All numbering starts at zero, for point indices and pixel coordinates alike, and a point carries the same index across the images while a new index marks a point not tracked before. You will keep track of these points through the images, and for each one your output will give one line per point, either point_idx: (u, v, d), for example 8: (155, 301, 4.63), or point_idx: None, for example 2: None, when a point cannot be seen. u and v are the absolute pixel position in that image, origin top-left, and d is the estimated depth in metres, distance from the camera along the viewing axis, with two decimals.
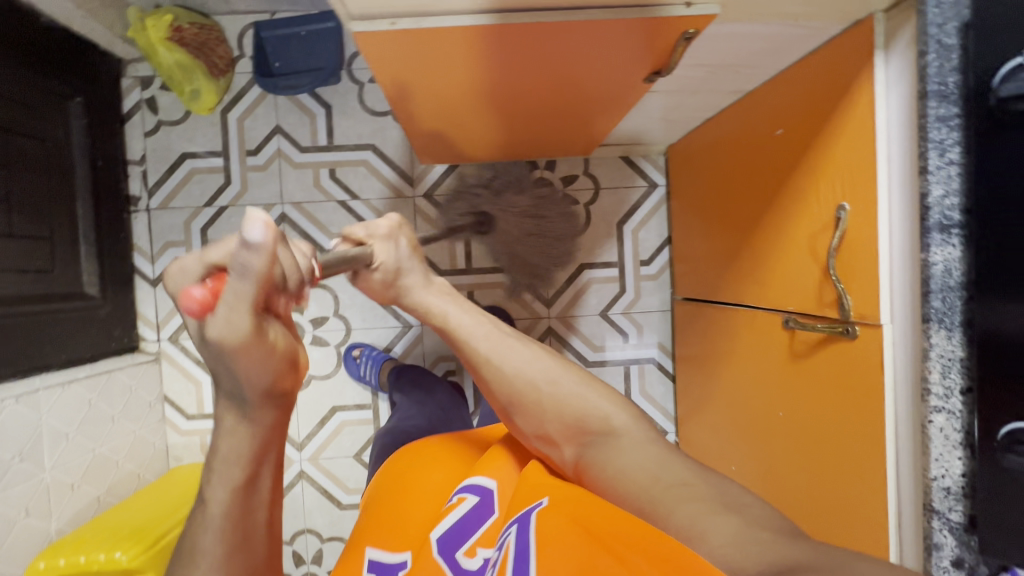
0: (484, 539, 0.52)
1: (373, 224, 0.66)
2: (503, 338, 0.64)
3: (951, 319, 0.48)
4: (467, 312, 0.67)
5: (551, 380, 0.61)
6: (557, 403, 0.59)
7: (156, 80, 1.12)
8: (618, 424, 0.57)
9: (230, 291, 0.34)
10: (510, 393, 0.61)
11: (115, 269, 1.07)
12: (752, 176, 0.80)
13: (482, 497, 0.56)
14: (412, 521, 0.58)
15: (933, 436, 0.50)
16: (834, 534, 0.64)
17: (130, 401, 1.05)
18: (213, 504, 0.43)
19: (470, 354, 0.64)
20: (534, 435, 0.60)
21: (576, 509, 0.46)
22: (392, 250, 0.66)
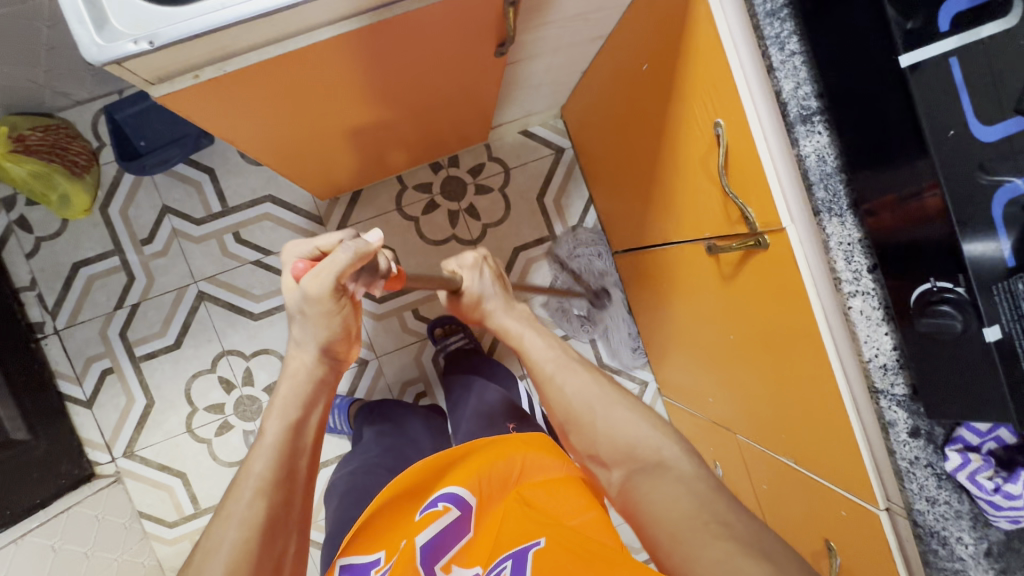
0: (462, 557, 0.54)
1: (462, 256, 0.72)
2: (564, 362, 0.62)
3: (839, 205, 0.49)
4: (542, 340, 0.65)
5: (608, 403, 0.56)
6: (609, 425, 0.55)
7: (20, 198, 1.04)
8: (670, 452, 0.50)
9: (326, 261, 0.48)
10: (566, 414, 0.58)
11: (41, 404, 1.00)
12: (638, 117, 0.79)
13: (465, 512, 0.55)
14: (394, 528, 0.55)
15: (856, 320, 0.50)
16: (808, 440, 0.65)
17: (102, 531, 0.99)
18: (268, 434, 0.50)
19: (534, 373, 0.63)
20: (586, 455, 0.56)
21: (567, 542, 0.47)
22: (478, 279, 0.71)
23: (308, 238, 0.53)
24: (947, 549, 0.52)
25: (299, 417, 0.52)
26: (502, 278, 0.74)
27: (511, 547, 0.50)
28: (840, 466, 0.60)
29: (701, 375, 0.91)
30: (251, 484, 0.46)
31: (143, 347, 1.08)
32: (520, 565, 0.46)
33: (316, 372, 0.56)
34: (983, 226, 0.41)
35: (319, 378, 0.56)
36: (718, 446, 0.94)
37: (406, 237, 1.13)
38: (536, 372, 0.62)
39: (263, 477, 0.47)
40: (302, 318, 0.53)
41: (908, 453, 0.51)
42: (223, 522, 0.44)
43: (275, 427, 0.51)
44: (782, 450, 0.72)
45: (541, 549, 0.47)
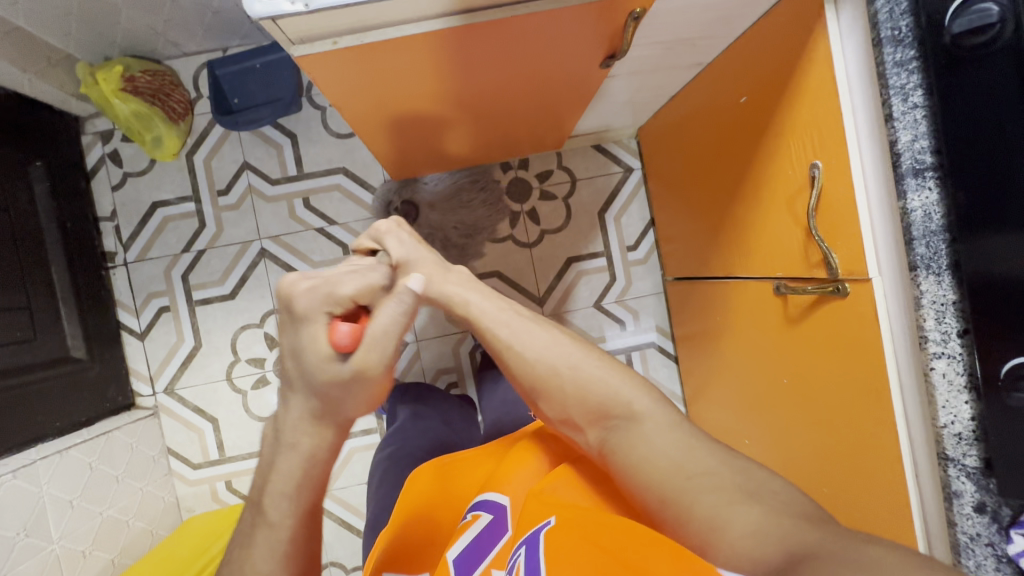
0: (500, 560, 0.50)
1: (374, 225, 0.57)
2: (518, 314, 0.58)
3: (938, 263, 0.47)
4: (489, 299, 0.57)
5: (574, 364, 0.54)
6: (580, 387, 0.53)
7: (117, 133, 1.10)
8: (640, 406, 0.51)
9: (379, 328, 0.44)
10: (533, 378, 0.55)
11: (99, 328, 1.05)
12: (724, 147, 0.79)
13: (494, 515, 0.54)
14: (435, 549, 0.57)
15: (936, 382, 0.48)
16: (852, 497, 0.63)
17: (132, 459, 1.03)
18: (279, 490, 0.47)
19: (491, 342, 0.57)
20: (558, 419, 0.55)
21: (582, 525, 0.44)
22: (399, 244, 0.55)
23: (329, 290, 0.45)
24: None
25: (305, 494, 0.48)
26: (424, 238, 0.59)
27: (526, 531, 0.48)
28: (889, 531, 0.58)
29: (741, 415, 0.90)
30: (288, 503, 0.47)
31: (201, 292, 1.12)
32: (533, 553, 0.44)
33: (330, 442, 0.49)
34: None
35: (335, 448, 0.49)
36: None
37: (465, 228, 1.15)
38: (494, 341, 0.56)
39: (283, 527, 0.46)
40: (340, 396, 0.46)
41: (971, 528, 0.49)
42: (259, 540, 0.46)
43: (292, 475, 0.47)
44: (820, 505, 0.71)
45: (552, 530, 0.45)
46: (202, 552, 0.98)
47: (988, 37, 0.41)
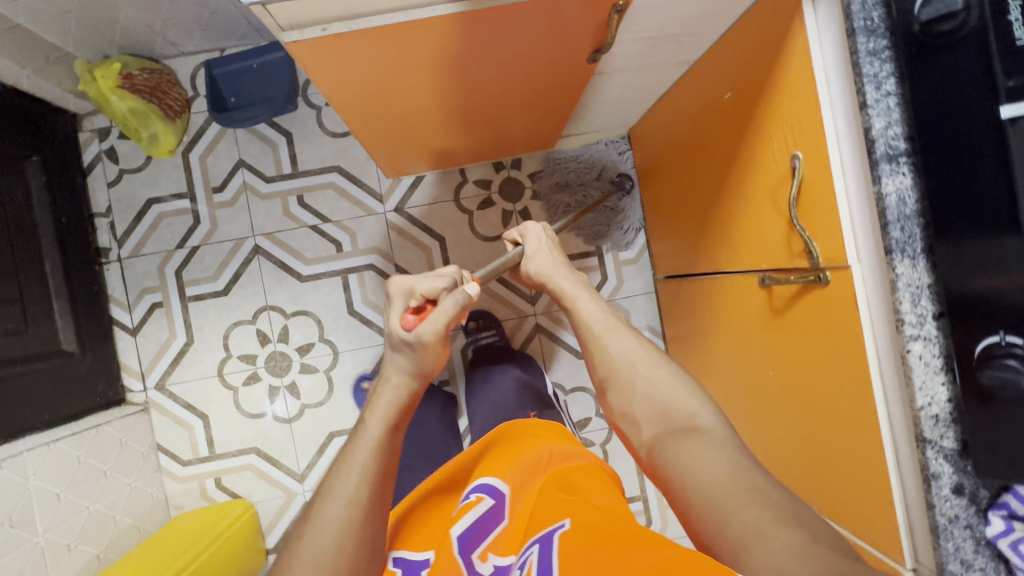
0: (498, 546, 0.55)
1: (522, 225, 0.82)
2: (613, 322, 0.68)
3: (912, 247, 0.48)
4: (593, 301, 0.71)
5: (655, 368, 0.62)
6: (650, 389, 0.60)
7: (114, 130, 1.12)
8: (705, 421, 0.55)
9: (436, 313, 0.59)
10: (609, 371, 0.65)
11: (91, 323, 1.05)
12: (710, 144, 0.80)
13: (495, 501, 0.58)
14: (438, 530, 0.60)
15: (914, 364, 0.48)
16: (836, 485, 0.64)
17: (121, 454, 1.03)
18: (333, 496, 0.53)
19: (583, 332, 0.69)
20: (620, 412, 0.63)
21: (594, 523, 0.47)
22: (533, 241, 0.79)
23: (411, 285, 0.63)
24: None
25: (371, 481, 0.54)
26: (558, 242, 0.80)
27: (541, 530, 0.50)
28: (869, 517, 0.59)
29: (729, 411, 0.91)
30: (353, 469, 0.54)
31: (194, 288, 1.12)
32: (545, 549, 0.47)
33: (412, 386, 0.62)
34: None
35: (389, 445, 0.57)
36: None
37: (458, 227, 1.16)
38: (585, 333, 0.69)
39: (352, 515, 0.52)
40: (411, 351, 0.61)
41: (949, 510, 0.49)
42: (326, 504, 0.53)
43: (375, 425, 0.58)
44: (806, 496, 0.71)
45: (567, 531, 0.47)
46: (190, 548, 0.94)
47: (956, 24, 0.42)
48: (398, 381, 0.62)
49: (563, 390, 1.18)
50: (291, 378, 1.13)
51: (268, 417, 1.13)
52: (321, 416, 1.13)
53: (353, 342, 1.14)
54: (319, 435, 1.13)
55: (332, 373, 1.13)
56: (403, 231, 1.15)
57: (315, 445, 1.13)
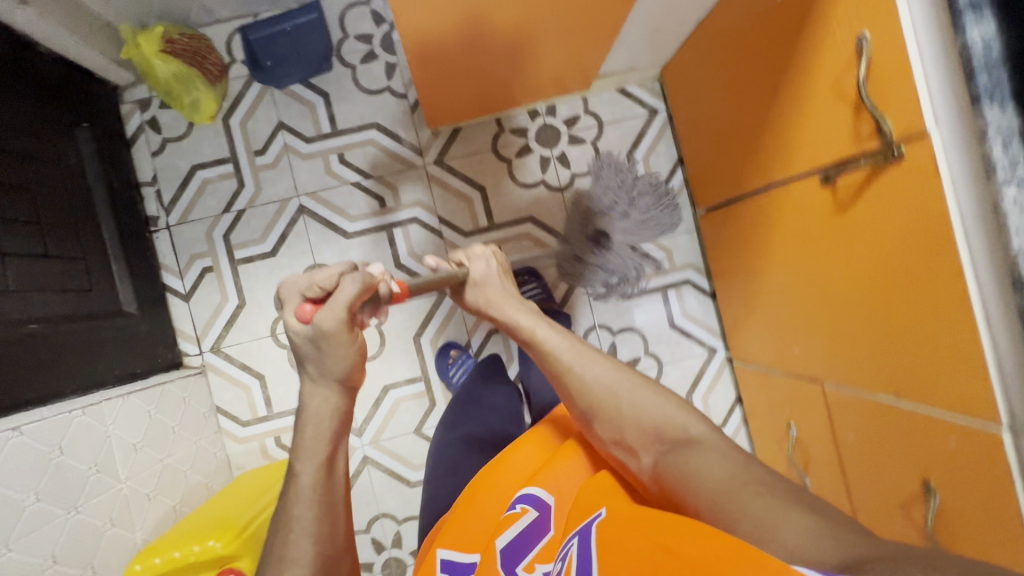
0: (543, 555, 0.54)
1: (471, 248, 0.82)
2: (578, 348, 0.70)
3: (1001, 93, 0.48)
4: (555, 330, 0.73)
5: (632, 392, 0.65)
6: (637, 411, 0.62)
7: (154, 100, 1.13)
8: (697, 432, 0.59)
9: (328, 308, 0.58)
10: (589, 400, 0.65)
11: (147, 288, 1.07)
12: (759, 55, 0.81)
13: (541, 510, 0.57)
14: (479, 524, 0.60)
15: (1008, 209, 0.49)
16: (920, 366, 0.64)
17: (185, 413, 1.04)
18: (303, 476, 0.59)
19: (554, 364, 0.69)
20: (612, 442, 0.62)
21: (629, 510, 0.48)
22: (484, 266, 0.81)
23: (307, 279, 0.61)
24: None
25: (327, 462, 0.60)
26: (506, 268, 0.83)
27: (576, 525, 0.52)
28: (960, 387, 0.60)
29: (786, 327, 0.92)
30: (308, 491, 0.57)
31: (243, 251, 1.14)
32: (585, 542, 0.48)
33: (341, 404, 0.65)
34: None
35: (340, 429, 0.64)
36: (801, 404, 0.94)
37: (497, 176, 1.17)
38: (556, 363, 0.69)
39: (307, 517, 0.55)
40: (319, 350, 0.62)
41: None
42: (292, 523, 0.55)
43: (310, 469, 0.59)
44: (882, 388, 0.72)
45: (602, 521, 0.49)
46: (263, 490, 0.95)
47: None
48: (322, 413, 0.63)
49: (611, 332, 1.19)
50: None
51: None
52: (375, 369, 1.15)
53: None
54: (375, 388, 1.15)
55: (384, 326, 1.15)
56: (444, 183, 1.16)
57: (370, 398, 1.15)
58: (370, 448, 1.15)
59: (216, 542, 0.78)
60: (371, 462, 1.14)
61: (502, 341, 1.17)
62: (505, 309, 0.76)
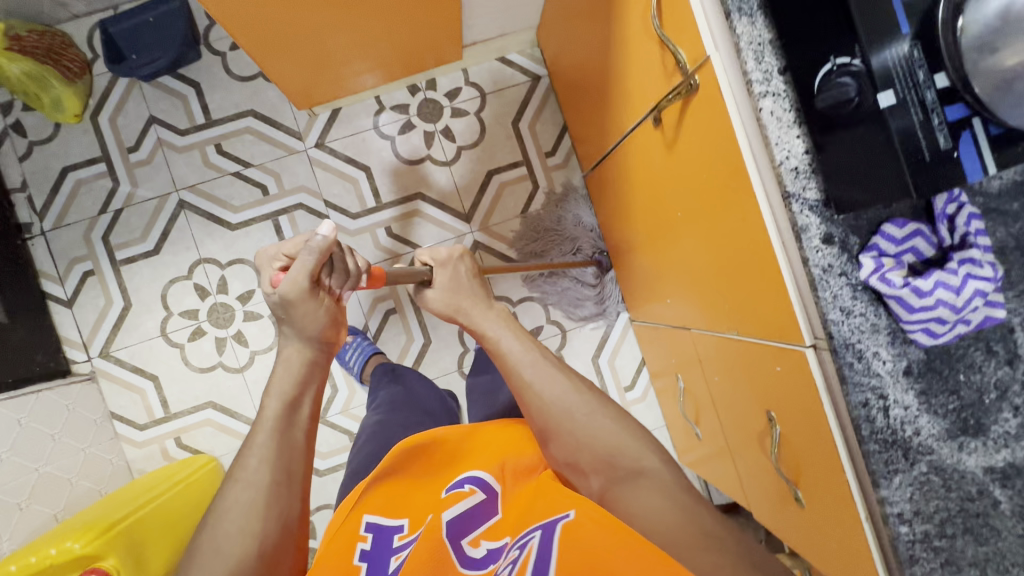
0: (490, 533, 0.51)
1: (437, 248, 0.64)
2: (542, 357, 0.56)
3: (749, 5, 0.48)
4: (519, 342, 0.57)
5: (591, 413, 0.52)
6: (592, 436, 0.51)
7: (16, 103, 1.09)
8: (650, 464, 0.49)
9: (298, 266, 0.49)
10: (546, 419, 0.52)
11: (21, 295, 1.03)
12: (592, 3, 0.80)
13: (488, 493, 0.54)
14: (419, 499, 0.57)
15: (767, 122, 0.49)
16: (746, 298, 0.64)
17: (71, 420, 1.02)
18: (266, 413, 0.50)
19: (514, 380, 0.55)
20: (563, 463, 0.52)
21: (598, 513, 0.45)
22: (450, 276, 0.63)
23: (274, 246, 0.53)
24: (863, 363, 0.50)
25: (294, 397, 0.51)
26: (480, 275, 0.65)
27: (540, 518, 0.48)
28: (773, 314, 0.59)
29: (658, 277, 0.91)
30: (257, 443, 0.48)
31: (124, 251, 1.11)
32: (548, 537, 0.45)
33: (311, 354, 0.54)
34: (888, 31, 0.43)
35: (314, 361, 0.54)
36: (681, 354, 0.94)
37: (383, 155, 1.15)
38: (517, 379, 0.55)
39: (266, 446, 0.48)
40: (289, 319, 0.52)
41: (822, 260, 0.49)
42: (233, 485, 0.46)
43: (274, 403, 0.50)
44: (728, 326, 0.72)
45: (571, 522, 0.45)
46: (148, 493, 0.93)
47: None
48: (290, 339, 0.53)
49: (511, 303, 1.18)
50: (236, 328, 1.12)
51: (220, 369, 1.12)
52: (271, 361, 1.13)
53: None
54: None
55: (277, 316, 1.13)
56: (327, 166, 1.14)
57: None
58: None
59: (73, 543, 0.75)
60: None
61: (401, 321, 1.16)
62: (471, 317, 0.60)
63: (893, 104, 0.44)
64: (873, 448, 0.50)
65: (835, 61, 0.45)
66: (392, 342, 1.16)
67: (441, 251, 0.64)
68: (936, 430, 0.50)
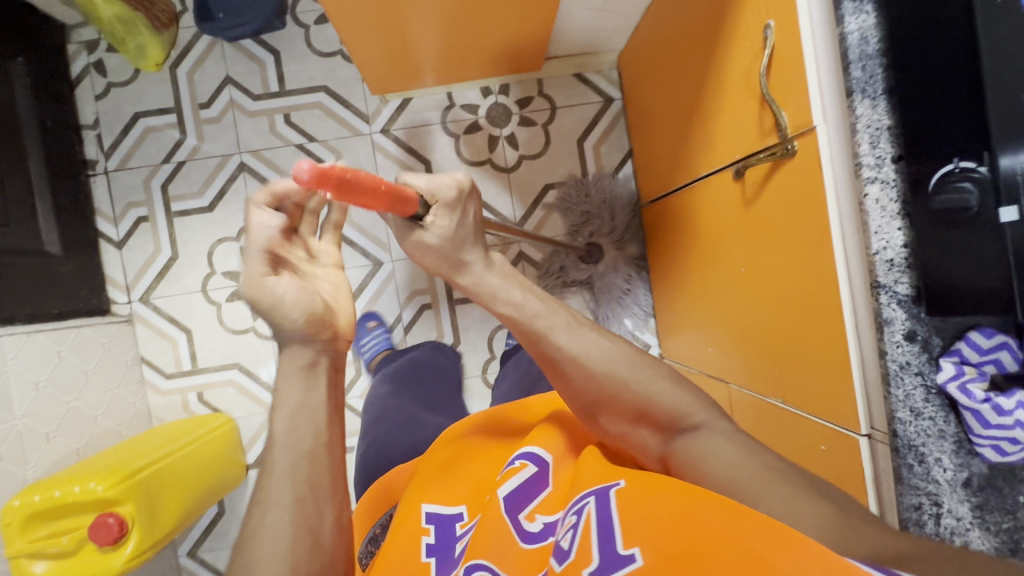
0: (545, 506, 0.48)
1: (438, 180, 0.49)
2: (573, 325, 0.51)
3: (874, 88, 0.47)
4: (540, 300, 0.52)
5: (646, 379, 0.49)
6: (650, 398, 0.48)
7: (102, 43, 1.11)
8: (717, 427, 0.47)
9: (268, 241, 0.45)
10: (596, 392, 0.49)
11: (77, 229, 1.06)
12: (690, 44, 0.79)
13: (539, 468, 0.51)
14: (475, 485, 0.54)
15: (870, 209, 0.48)
16: (801, 371, 0.64)
17: (104, 358, 1.04)
18: (290, 438, 0.45)
19: (545, 348, 0.50)
20: (620, 434, 0.49)
21: (644, 481, 0.42)
22: (456, 222, 0.50)
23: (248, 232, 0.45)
24: (923, 468, 0.49)
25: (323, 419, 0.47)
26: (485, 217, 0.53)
27: (592, 486, 0.44)
28: (829, 394, 0.59)
29: (702, 325, 0.91)
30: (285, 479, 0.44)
31: (179, 203, 1.13)
32: (604, 503, 0.41)
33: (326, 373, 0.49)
34: None
35: (330, 380, 0.49)
36: None
37: (445, 151, 1.16)
38: (550, 348, 0.50)
39: (294, 472, 0.44)
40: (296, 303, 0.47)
41: (900, 356, 0.48)
42: (258, 520, 0.43)
43: (299, 432, 0.46)
44: (773, 391, 0.72)
45: (624, 488, 0.42)
46: (170, 443, 0.94)
47: None
48: (293, 351, 0.47)
49: None
50: None
51: (252, 334, 1.14)
52: None
53: None
54: None
55: None
56: (389, 153, 1.15)
57: None
58: None
59: (97, 485, 0.77)
60: None
61: (434, 317, 1.17)
62: (476, 272, 0.52)
63: (1015, 219, 0.43)
64: None
65: (958, 162, 0.45)
66: (422, 337, 1.16)
67: (444, 188, 0.49)
68: (986, 545, 0.49)
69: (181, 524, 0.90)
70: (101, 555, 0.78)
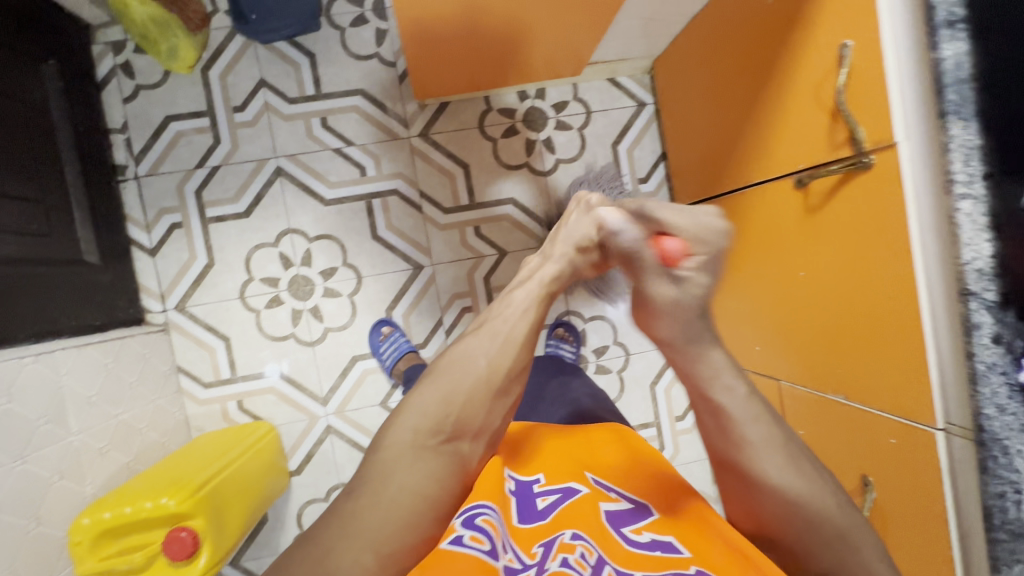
0: (649, 524, 0.51)
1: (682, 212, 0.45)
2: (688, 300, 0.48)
3: (966, 110, 0.51)
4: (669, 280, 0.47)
5: (788, 466, 0.48)
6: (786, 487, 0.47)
7: (129, 44, 1.08)
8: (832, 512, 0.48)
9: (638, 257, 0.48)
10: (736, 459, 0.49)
11: (112, 237, 1.03)
12: (745, 56, 0.82)
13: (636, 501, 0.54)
14: (561, 467, 0.58)
15: (961, 223, 0.53)
16: (869, 369, 0.68)
17: (145, 369, 1.02)
18: (457, 393, 0.50)
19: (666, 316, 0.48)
20: (740, 505, 0.50)
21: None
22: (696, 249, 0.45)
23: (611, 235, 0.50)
24: (1007, 458, 0.54)
25: (493, 393, 0.52)
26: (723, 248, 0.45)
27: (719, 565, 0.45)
28: (903, 390, 0.63)
29: (749, 324, 0.95)
30: (431, 412, 0.49)
31: (215, 209, 1.10)
32: None
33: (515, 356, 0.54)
34: None
35: (518, 363, 0.54)
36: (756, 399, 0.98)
37: (482, 155, 1.17)
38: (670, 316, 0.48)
39: (439, 417, 0.49)
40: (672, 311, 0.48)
41: (988, 357, 0.53)
42: (391, 439, 0.48)
43: (466, 388, 0.51)
44: (833, 388, 0.76)
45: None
46: (225, 454, 0.94)
47: None
48: (494, 331, 0.55)
49: (582, 319, 1.21)
50: (315, 302, 1.13)
51: (292, 340, 1.13)
52: (344, 339, 1.14)
53: (376, 267, 1.14)
54: (343, 359, 1.14)
55: (356, 296, 1.14)
56: (427, 157, 1.15)
57: (338, 368, 1.14)
58: (334, 418, 1.14)
59: (168, 500, 0.76)
60: (334, 432, 1.14)
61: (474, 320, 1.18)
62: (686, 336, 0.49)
63: None
64: (1000, 536, 0.56)
65: None
66: None
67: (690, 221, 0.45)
68: None
69: (242, 537, 0.89)
70: (173, 570, 0.76)
